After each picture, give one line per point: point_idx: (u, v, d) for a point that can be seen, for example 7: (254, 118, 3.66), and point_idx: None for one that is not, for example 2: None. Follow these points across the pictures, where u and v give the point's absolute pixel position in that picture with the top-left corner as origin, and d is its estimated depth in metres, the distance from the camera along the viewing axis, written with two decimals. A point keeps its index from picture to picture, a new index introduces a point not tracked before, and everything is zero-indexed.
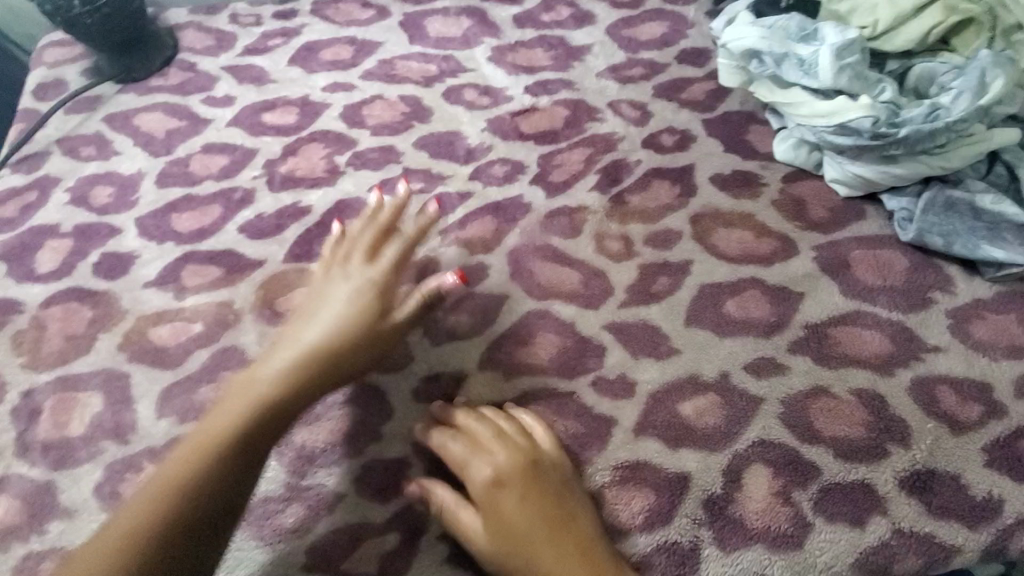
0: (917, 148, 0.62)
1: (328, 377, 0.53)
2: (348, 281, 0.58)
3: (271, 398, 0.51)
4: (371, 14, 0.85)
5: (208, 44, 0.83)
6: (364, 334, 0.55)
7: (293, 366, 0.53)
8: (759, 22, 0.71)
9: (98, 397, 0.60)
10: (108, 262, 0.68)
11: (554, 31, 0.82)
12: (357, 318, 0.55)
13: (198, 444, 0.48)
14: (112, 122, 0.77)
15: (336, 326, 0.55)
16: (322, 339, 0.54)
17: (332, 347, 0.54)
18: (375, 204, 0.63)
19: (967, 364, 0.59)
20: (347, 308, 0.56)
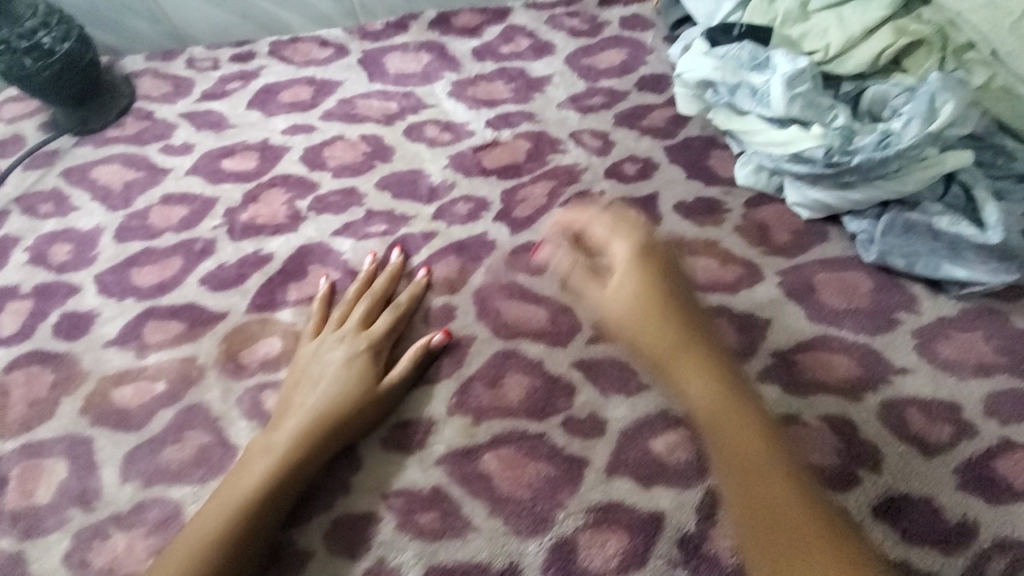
0: (871, 181, 0.63)
1: (324, 445, 0.55)
2: (342, 347, 0.60)
3: (275, 468, 0.53)
4: (329, 53, 0.85)
5: (166, 91, 0.83)
6: (357, 401, 0.57)
7: (295, 437, 0.55)
8: (713, 51, 0.72)
9: (60, 464, 0.59)
10: (69, 321, 0.66)
11: (514, 63, 0.82)
12: (350, 386, 0.57)
13: (224, 510, 0.51)
14: (69, 177, 0.76)
15: (331, 396, 0.57)
16: (320, 409, 0.56)
17: (328, 417, 0.56)
18: (368, 270, 0.66)
19: (936, 384, 0.58)
20: (340, 377, 0.58)
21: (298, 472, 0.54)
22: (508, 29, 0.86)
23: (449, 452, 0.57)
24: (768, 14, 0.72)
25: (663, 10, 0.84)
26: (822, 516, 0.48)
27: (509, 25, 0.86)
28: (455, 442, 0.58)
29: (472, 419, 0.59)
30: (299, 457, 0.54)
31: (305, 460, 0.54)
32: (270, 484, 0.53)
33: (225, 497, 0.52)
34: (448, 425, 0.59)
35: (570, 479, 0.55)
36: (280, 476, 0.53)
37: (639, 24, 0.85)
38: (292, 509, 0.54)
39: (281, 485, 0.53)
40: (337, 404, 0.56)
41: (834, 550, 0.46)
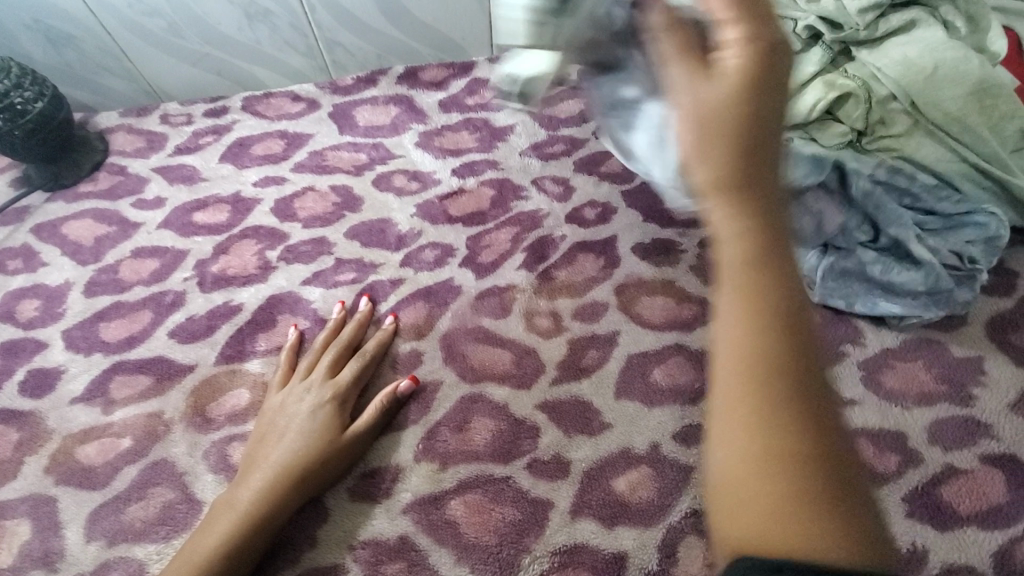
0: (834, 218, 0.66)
1: (288, 495, 0.56)
2: (308, 398, 0.61)
3: (239, 523, 0.54)
4: (301, 107, 0.88)
5: (139, 146, 0.85)
6: (323, 452, 0.58)
7: (261, 490, 0.56)
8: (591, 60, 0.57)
9: (25, 524, 0.58)
10: (36, 379, 0.67)
11: (479, 114, 0.86)
12: (315, 437, 0.59)
13: (187, 567, 0.52)
14: (39, 233, 0.77)
15: (296, 448, 0.58)
16: (287, 460, 0.57)
17: (295, 469, 0.57)
18: (337, 319, 0.68)
19: (884, 415, 0.61)
20: (304, 429, 0.59)
21: (264, 525, 0.54)
22: (473, 81, 0.90)
23: (416, 500, 0.58)
24: None
25: None
26: (815, 481, 0.28)
27: (475, 77, 0.90)
28: (422, 489, 0.59)
29: (439, 465, 0.60)
30: (262, 511, 0.55)
31: (270, 512, 0.55)
32: (235, 539, 0.53)
33: (189, 556, 0.53)
34: (414, 472, 0.60)
35: (535, 523, 0.56)
36: (245, 530, 0.54)
37: None
38: (259, 564, 0.55)
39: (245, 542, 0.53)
40: (302, 456, 0.57)
41: (806, 507, 0.27)
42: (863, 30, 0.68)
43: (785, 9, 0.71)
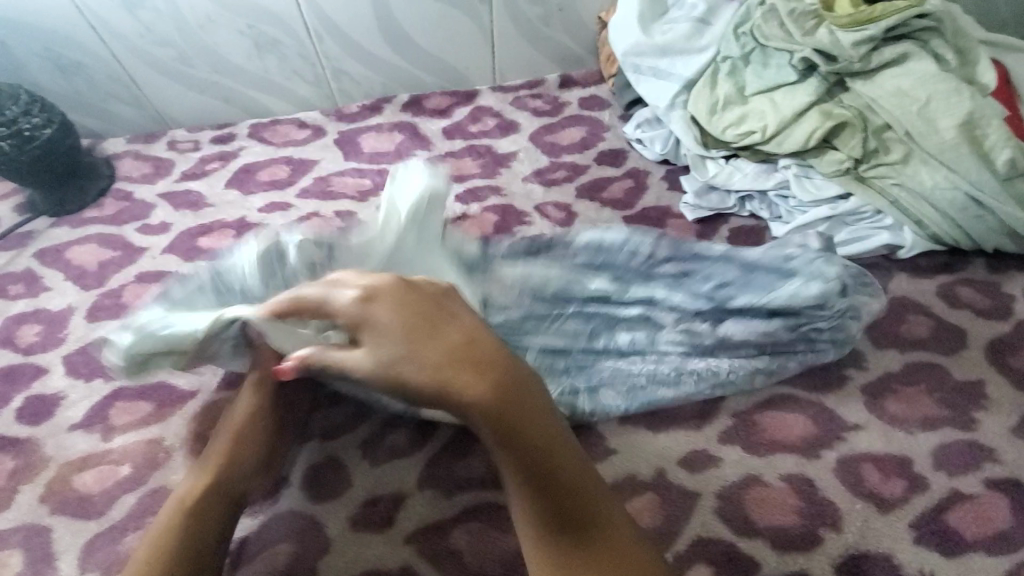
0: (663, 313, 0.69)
1: (232, 487, 0.56)
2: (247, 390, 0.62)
3: (188, 517, 0.52)
4: (307, 134, 0.89)
5: (145, 172, 0.85)
6: (269, 447, 0.59)
7: (207, 483, 0.55)
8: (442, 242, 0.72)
9: (16, 556, 0.56)
10: (34, 405, 0.66)
11: (482, 141, 0.88)
12: (265, 433, 0.60)
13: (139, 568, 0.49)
14: (42, 257, 0.77)
15: (243, 443, 0.58)
16: (235, 453, 0.58)
17: (245, 463, 0.58)
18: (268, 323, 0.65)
19: (888, 440, 0.61)
20: (250, 419, 0.60)
21: (213, 516, 0.53)
22: (476, 109, 0.91)
23: (419, 529, 0.57)
24: (711, 96, 0.77)
25: (617, 90, 0.89)
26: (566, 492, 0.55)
27: (478, 105, 0.92)
28: (425, 517, 0.58)
29: (443, 493, 0.59)
30: (213, 504, 0.54)
31: (216, 505, 0.54)
32: (187, 526, 0.52)
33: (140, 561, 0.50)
34: (418, 500, 0.59)
35: (539, 552, 0.55)
36: (195, 524, 0.52)
37: (597, 104, 0.92)
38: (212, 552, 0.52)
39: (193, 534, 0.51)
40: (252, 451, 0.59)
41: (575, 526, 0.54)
42: (857, 63, 0.70)
43: (780, 43, 0.73)
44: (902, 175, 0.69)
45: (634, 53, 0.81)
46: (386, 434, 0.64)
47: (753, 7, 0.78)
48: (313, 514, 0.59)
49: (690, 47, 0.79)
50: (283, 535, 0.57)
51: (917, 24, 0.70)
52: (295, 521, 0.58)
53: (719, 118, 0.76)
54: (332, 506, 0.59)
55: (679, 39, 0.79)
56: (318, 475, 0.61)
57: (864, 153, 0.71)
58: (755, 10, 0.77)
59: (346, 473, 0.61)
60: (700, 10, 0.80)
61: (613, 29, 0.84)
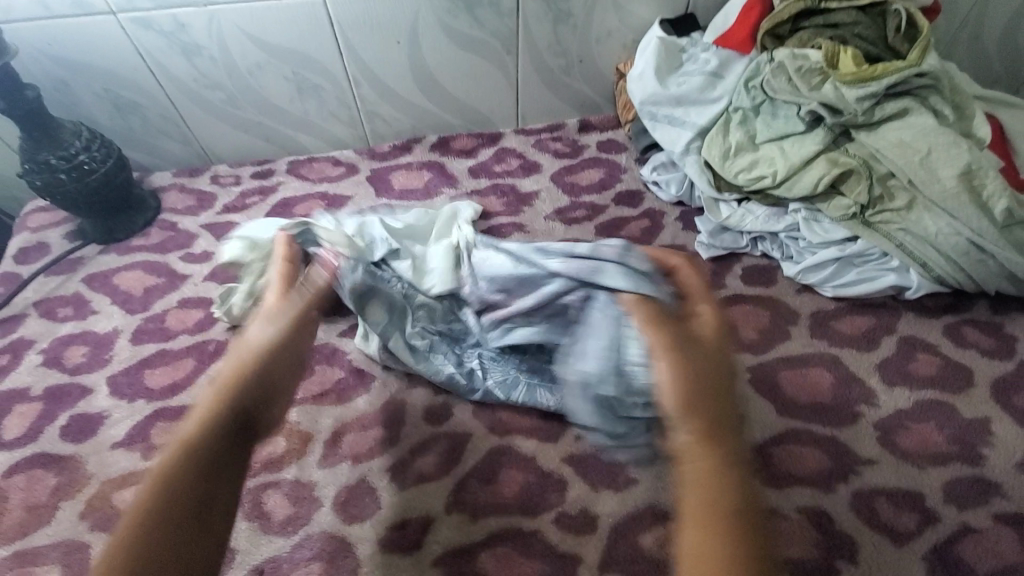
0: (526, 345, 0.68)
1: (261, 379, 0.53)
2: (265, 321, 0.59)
3: (208, 425, 0.47)
4: (341, 171, 0.95)
5: (189, 204, 0.90)
6: (283, 360, 0.57)
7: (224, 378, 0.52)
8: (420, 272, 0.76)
9: (54, 572, 0.58)
10: (78, 424, 0.68)
11: (506, 180, 0.93)
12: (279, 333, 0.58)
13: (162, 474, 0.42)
14: (91, 283, 0.81)
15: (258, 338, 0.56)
16: (253, 358, 0.54)
17: (260, 377, 0.53)
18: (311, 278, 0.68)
19: (900, 474, 0.63)
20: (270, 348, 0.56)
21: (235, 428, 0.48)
22: (500, 150, 0.97)
23: (446, 552, 0.59)
24: (723, 143, 0.82)
25: (633, 136, 0.95)
26: None
27: (502, 147, 0.98)
28: (452, 541, 0.60)
29: (469, 517, 0.61)
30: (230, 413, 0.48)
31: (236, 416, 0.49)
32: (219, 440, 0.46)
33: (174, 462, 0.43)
34: (444, 524, 0.61)
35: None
36: (211, 434, 0.46)
37: (614, 147, 0.97)
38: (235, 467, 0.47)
39: (214, 444, 0.46)
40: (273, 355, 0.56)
41: None
42: (861, 116, 0.75)
43: (788, 97, 0.78)
44: (906, 218, 0.73)
45: (650, 102, 0.87)
46: (412, 459, 0.66)
47: (763, 62, 0.81)
48: (344, 535, 0.61)
49: (702, 98, 0.85)
50: (314, 555, 0.59)
51: (916, 82, 0.75)
52: (326, 542, 0.60)
53: (732, 164, 0.81)
54: (362, 528, 0.61)
55: (693, 90, 0.85)
56: (350, 497, 0.63)
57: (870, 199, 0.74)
58: (765, 65, 0.81)
59: (376, 496, 0.63)
60: (712, 65, 0.85)
61: (630, 81, 0.89)
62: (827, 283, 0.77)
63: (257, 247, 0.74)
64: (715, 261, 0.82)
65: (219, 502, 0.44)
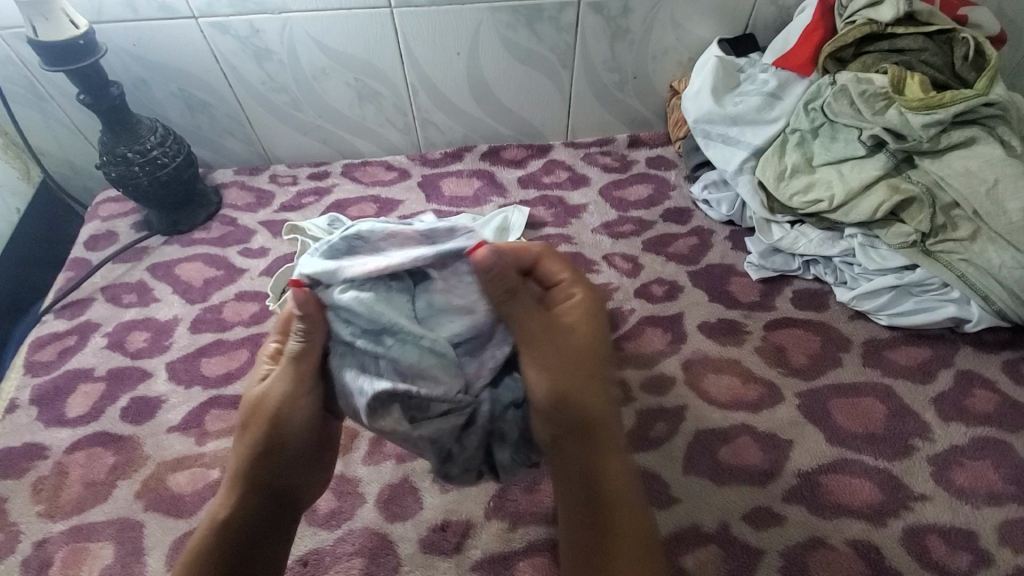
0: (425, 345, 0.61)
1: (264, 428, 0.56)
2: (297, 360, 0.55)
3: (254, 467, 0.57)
4: (394, 175, 0.97)
5: (249, 201, 0.94)
6: (298, 412, 0.56)
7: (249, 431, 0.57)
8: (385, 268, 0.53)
9: (110, 548, 0.61)
10: (137, 406, 0.71)
11: (555, 192, 0.94)
12: (288, 384, 0.54)
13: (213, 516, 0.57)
14: (154, 271, 0.85)
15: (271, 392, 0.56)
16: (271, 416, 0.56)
17: (279, 415, 0.55)
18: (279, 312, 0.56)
19: (954, 512, 0.61)
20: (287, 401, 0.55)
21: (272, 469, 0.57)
22: (549, 162, 0.98)
23: (485, 558, 0.59)
24: (778, 164, 0.82)
25: (685, 153, 0.95)
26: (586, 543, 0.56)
27: (551, 158, 0.99)
28: (492, 547, 0.60)
29: (509, 525, 0.62)
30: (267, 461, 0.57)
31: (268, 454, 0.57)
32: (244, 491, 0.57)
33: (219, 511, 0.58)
34: (484, 530, 0.61)
35: None
36: (254, 481, 0.57)
37: (663, 164, 0.97)
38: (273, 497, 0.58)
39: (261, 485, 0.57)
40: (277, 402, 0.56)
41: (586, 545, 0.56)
42: (926, 143, 0.73)
43: (849, 120, 0.77)
44: (969, 249, 0.71)
45: (704, 120, 0.86)
46: None
47: (824, 85, 0.81)
48: (385, 532, 0.61)
49: (760, 118, 0.84)
50: (356, 550, 0.60)
51: (984, 111, 0.73)
52: (369, 538, 0.61)
53: (787, 185, 0.80)
54: (404, 527, 0.62)
55: (750, 110, 0.84)
56: (393, 495, 0.64)
57: (932, 227, 0.72)
58: (827, 88, 0.80)
59: (418, 496, 0.64)
60: (771, 86, 0.84)
61: (685, 99, 0.89)
62: (881, 311, 0.75)
63: (310, 234, 0.81)
64: (764, 282, 0.82)
65: (278, 521, 0.58)
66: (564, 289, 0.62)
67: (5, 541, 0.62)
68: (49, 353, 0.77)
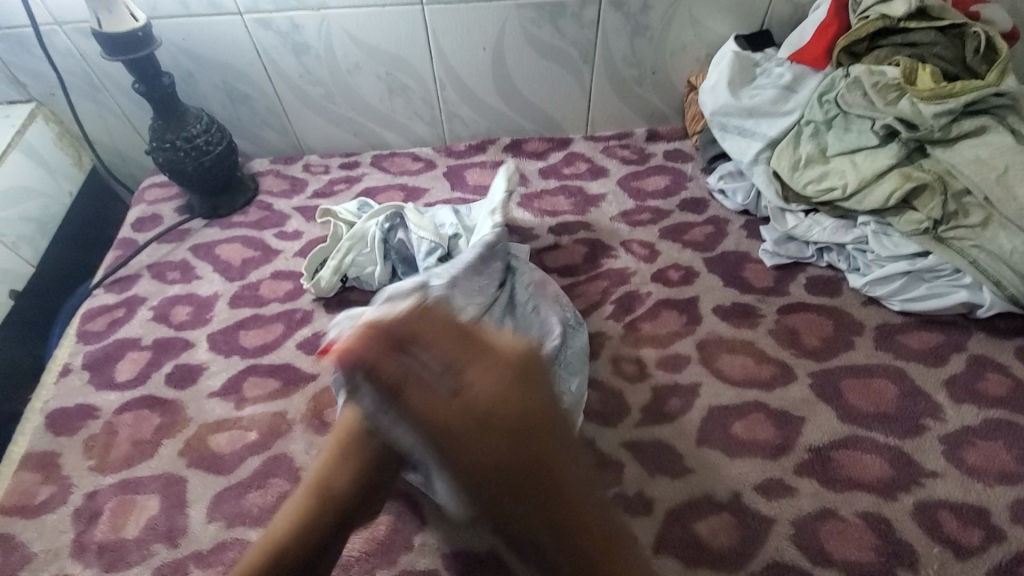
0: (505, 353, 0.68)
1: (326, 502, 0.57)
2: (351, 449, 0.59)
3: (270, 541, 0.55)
4: (420, 166, 1.02)
5: (284, 188, 0.99)
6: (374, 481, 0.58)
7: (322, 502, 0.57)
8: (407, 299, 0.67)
9: (155, 500, 0.65)
10: (180, 372, 0.76)
11: (574, 182, 0.98)
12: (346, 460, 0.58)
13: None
14: (196, 251, 0.90)
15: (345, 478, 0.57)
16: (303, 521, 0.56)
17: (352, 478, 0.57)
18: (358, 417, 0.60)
19: (965, 489, 0.62)
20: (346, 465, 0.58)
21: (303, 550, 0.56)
22: (570, 154, 1.02)
23: None
24: (793, 155, 0.84)
25: (702, 146, 0.97)
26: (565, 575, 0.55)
27: (571, 151, 1.02)
28: None
29: None
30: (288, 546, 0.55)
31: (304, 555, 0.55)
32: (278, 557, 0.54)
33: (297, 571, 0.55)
34: None
35: None
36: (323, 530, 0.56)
37: (681, 157, 1.00)
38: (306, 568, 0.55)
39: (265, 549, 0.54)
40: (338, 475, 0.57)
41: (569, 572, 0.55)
42: (937, 131, 0.76)
43: (863, 111, 0.79)
44: (981, 234, 0.73)
45: (721, 113, 0.89)
46: None
47: (838, 77, 0.84)
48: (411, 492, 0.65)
49: (775, 110, 0.87)
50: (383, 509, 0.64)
51: (995, 101, 0.76)
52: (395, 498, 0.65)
53: (802, 175, 0.83)
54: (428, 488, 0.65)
55: (766, 102, 0.87)
56: None
57: (944, 214, 0.75)
58: (840, 80, 0.83)
59: None
60: (786, 79, 0.87)
61: (703, 93, 0.92)
62: (894, 297, 0.77)
63: (339, 216, 0.85)
64: (779, 269, 0.84)
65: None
66: (460, 373, 0.51)
67: (59, 492, 0.67)
68: (100, 324, 0.82)
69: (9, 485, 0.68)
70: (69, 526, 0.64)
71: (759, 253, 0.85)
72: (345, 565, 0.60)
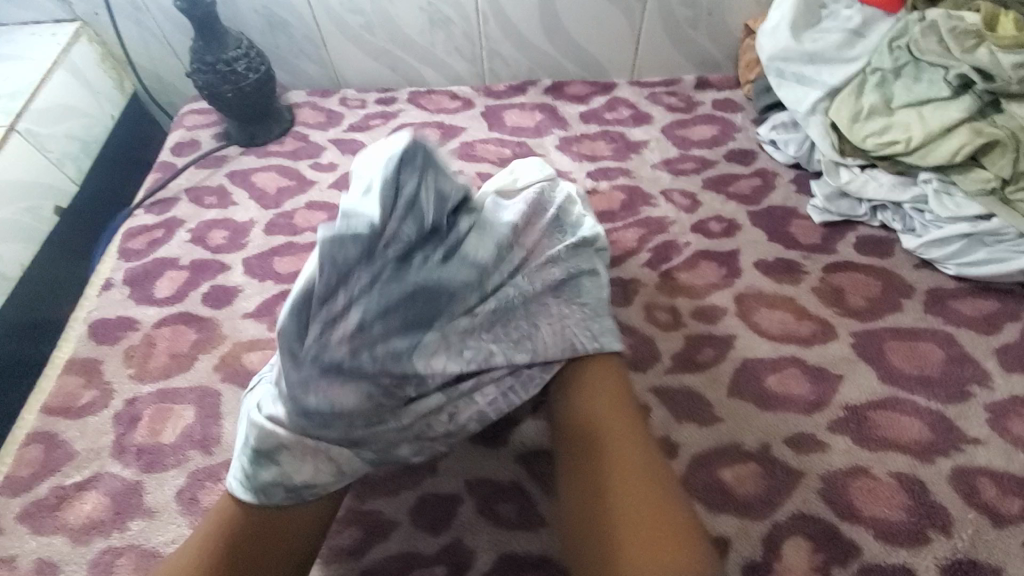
0: (546, 342, 0.59)
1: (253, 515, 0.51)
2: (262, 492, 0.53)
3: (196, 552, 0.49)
4: (458, 104, 0.99)
5: (320, 120, 0.98)
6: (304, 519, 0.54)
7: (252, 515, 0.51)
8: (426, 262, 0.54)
9: (190, 410, 0.67)
10: (216, 293, 0.77)
11: (616, 128, 0.94)
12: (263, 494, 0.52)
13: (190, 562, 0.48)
14: (233, 178, 0.91)
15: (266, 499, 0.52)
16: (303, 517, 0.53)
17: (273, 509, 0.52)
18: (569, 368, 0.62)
19: (1009, 458, 0.59)
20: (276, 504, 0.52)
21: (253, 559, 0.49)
22: (612, 99, 0.98)
23: (529, 450, 0.62)
24: (854, 105, 0.79)
25: (754, 95, 0.93)
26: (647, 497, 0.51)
27: (615, 96, 0.98)
28: (537, 442, 0.63)
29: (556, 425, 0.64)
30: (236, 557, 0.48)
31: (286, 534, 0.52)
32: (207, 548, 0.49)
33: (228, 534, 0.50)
34: (529, 425, 0.64)
35: None
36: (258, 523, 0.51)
37: (730, 106, 0.95)
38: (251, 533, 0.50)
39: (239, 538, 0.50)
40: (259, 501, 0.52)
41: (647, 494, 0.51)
42: (1016, 85, 0.69)
43: (935, 58, 0.74)
44: None
45: (780, 57, 0.85)
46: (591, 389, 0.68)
47: (912, 22, 0.78)
48: None
49: (839, 56, 0.82)
50: None
51: None
52: None
53: (862, 126, 0.78)
54: None
55: (830, 47, 0.82)
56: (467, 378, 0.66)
57: (1013, 173, 0.69)
58: (914, 25, 0.78)
59: None
60: (855, 22, 0.82)
61: (762, 35, 0.88)
62: (950, 261, 0.73)
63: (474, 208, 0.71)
64: (826, 226, 0.80)
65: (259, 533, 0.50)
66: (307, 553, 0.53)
67: (100, 397, 0.69)
68: (140, 243, 0.84)
69: (54, 387, 0.71)
70: (109, 428, 0.67)
71: (808, 208, 0.82)
72: (371, 483, 0.61)
